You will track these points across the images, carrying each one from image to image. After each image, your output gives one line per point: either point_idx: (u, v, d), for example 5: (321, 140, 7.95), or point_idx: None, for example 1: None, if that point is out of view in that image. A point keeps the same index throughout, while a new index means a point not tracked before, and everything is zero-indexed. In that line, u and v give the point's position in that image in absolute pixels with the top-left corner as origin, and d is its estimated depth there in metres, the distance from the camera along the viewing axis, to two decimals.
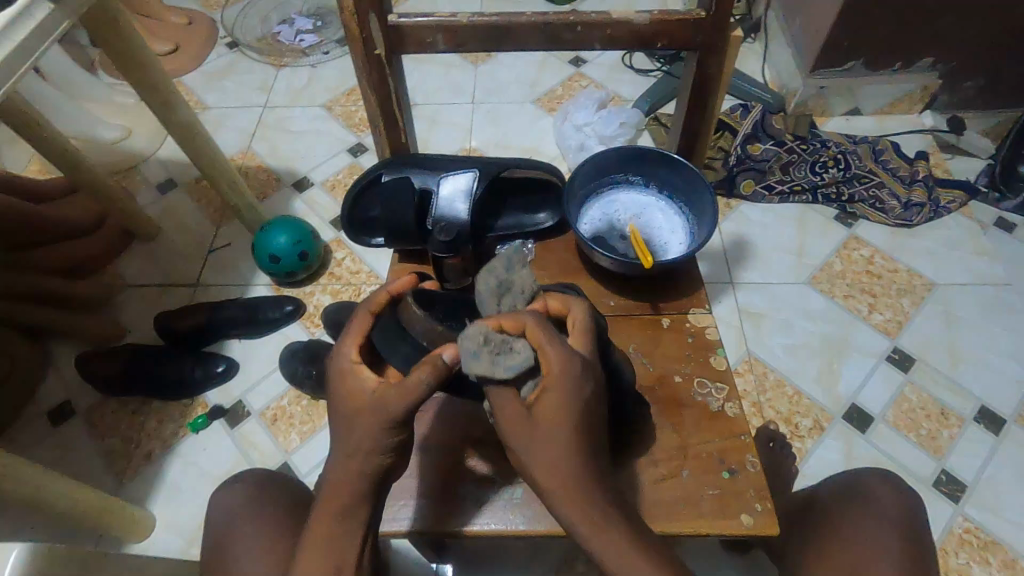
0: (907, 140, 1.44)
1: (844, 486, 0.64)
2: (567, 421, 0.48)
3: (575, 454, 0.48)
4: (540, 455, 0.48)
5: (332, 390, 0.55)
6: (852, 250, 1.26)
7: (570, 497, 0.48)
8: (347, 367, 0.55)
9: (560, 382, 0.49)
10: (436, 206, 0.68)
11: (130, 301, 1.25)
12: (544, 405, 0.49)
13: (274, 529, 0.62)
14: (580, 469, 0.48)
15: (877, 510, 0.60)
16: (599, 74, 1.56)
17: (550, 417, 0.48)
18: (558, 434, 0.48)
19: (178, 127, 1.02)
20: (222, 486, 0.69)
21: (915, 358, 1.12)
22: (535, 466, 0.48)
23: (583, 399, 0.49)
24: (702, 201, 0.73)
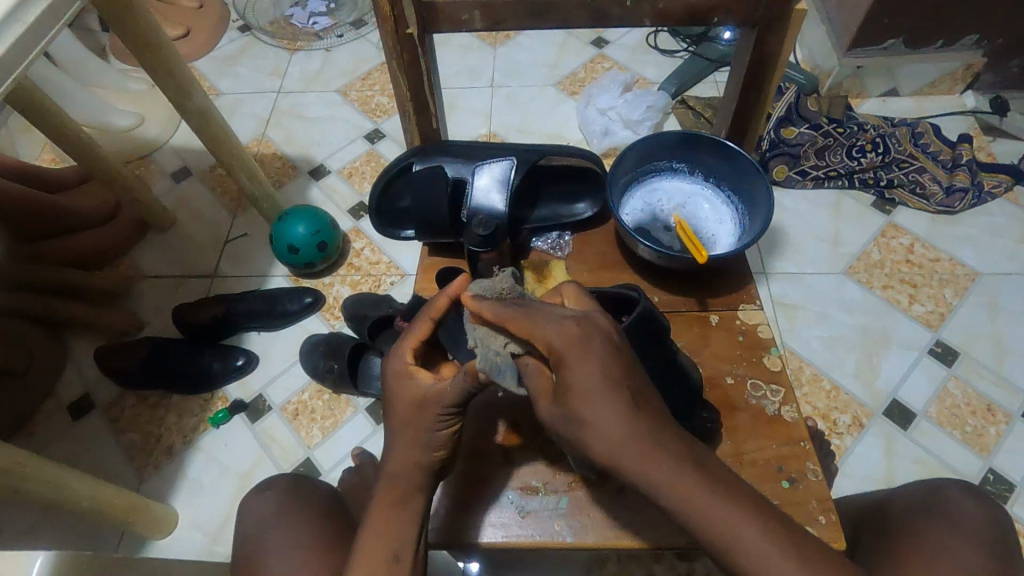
0: (948, 122, 1.37)
1: (922, 500, 0.61)
2: (596, 386, 0.44)
3: (624, 416, 0.43)
4: (601, 440, 0.43)
5: (387, 390, 0.54)
6: (890, 238, 1.21)
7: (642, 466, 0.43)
8: (401, 371, 0.53)
9: (575, 352, 0.45)
10: (472, 197, 0.66)
11: (147, 293, 1.23)
12: (570, 382, 0.44)
13: (306, 535, 0.60)
14: (639, 430, 0.43)
15: (964, 526, 0.57)
16: (623, 55, 1.50)
17: (575, 394, 0.44)
18: (599, 401, 0.43)
19: (195, 114, 0.99)
20: (251, 489, 0.67)
21: (959, 351, 1.08)
22: (596, 448, 0.44)
23: (603, 355, 0.45)
24: (754, 190, 0.70)
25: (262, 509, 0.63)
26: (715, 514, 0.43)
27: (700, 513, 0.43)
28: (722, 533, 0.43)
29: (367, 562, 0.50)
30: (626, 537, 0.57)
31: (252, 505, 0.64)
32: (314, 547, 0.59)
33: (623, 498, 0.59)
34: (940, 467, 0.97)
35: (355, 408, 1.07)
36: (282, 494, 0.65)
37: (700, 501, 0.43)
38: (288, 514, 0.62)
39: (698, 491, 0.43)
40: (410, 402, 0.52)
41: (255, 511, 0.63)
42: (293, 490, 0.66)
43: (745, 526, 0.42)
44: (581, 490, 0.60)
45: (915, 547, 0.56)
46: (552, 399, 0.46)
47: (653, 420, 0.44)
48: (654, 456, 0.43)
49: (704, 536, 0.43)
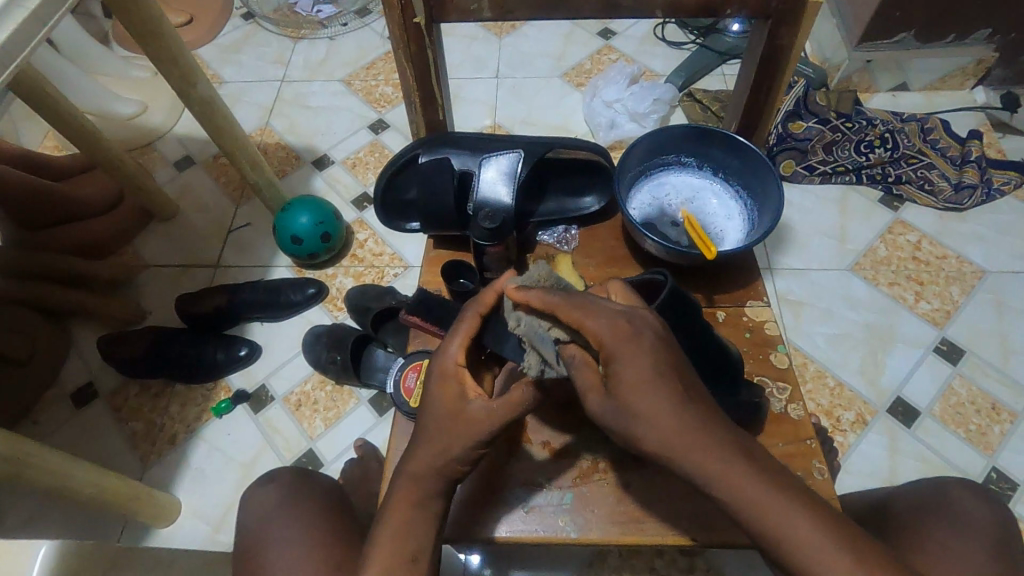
0: (957, 118, 1.36)
1: (928, 498, 0.61)
2: (648, 380, 0.45)
3: (677, 408, 0.44)
4: (654, 432, 0.44)
5: (432, 391, 0.52)
6: (897, 234, 1.20)
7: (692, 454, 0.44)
8: (451, 370, 0.52)
9: (625, 346, 0.46)
10: (478, 190, 0.65)
11: (150, 282, 1.22)
12: (622, 373, 0.45)
13: (312, 527, 0.60)
14: (692, 423, 0.44)
15: (970, 525, 0.57)
16: (630, 47, 1.49)
17: (629, 386, 0.45)
18: (649, 395, 0.44)
19: (198, 103, 0.98)
20: (256, 480, 0.67)
21: (965, 349, 1.07)
22: (649, 439, 0.44)
23: (654, 350, 0.46)
24: (764, 186, 0.69)
25: (268, 501, 0.63)
26: (763, 504, 0.43)
27: (759, 512, 0.43)
28: (780, 527, 0.43)
29: (371, 558, 0.49)
30: (631, 533, 0.57)
31: (257, 497, 0.64)
32: (320, 540, 0.59)
33: (628, 495, 0.59)
34: (944, 466, 0.97)
35: (357, 400, 1.07)
36: (288, 486, 0.65)
37: (756, 496, 0.43)
38: (294, 507, 0.62)
39: (753, 484, 0.43)
40: (455, 408, 0.51)
41: (262, 503, 0.63)
42: (298, 482, 0.66)
43: (800, 520, 0.43)
44: (586, 486, 0.59)
45: (920, 545, 0.56)
46: (602, 391, 0.47)
47: (703, 413, 0.45)
48: (710, 447, 0.44)
49: (759, 530, 0.43)
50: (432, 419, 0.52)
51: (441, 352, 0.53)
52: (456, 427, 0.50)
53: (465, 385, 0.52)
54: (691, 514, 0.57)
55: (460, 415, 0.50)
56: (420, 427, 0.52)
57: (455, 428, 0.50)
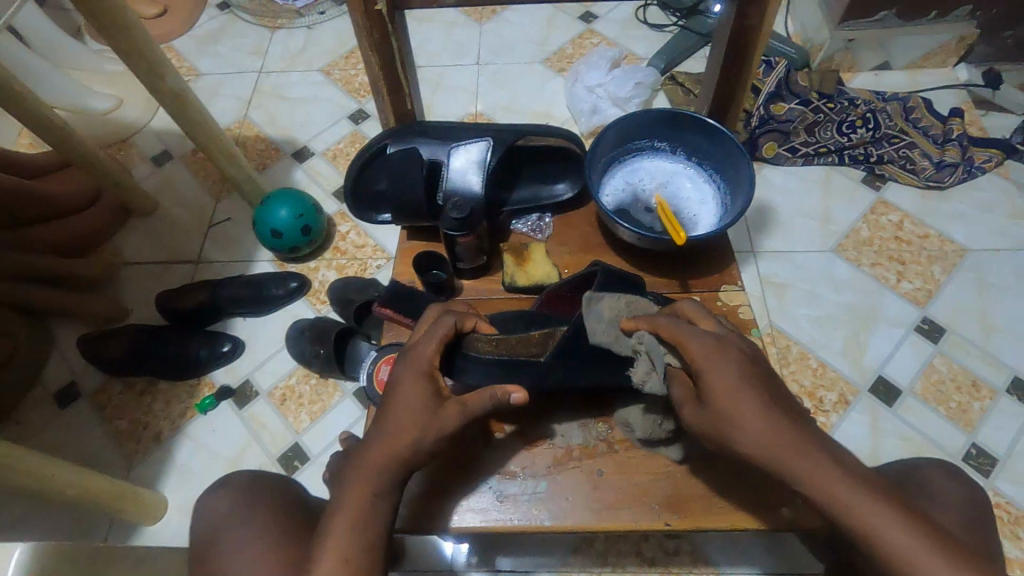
0: (939, 96, 1.35)
1: (903, 478, 0.62)
2: (739, 386, 0.47)
3: (765, 412, 0.46)
4: (751, 431, 0.46)
5: (398, 385, 0.53)
6: (879, 215, 1.20)
7: (786, 455, 0.45)
8: (424, 372, 0.53)
9: (711, 360, 0.48)
10: (448, 179, 0.65)
11: (130, 279, 1.21)
12: (712, 382, 0.47)
13: (274, 528, 0.60)
14: (775, 429, 0.46)
15: (945, 505, 0.57)
16: (612, 31, 1.47)
17: (721, 392, 0.47)
18: (742, 399, 0.46)
19: (172, 97, 0.97)
20: (214, 483, 0.66)
21: (945, 327, 1.08)
22: (739, 445, 0.46)
23: (739, 361, 0.48)
24: (737, 169, 0.68)
25: (227, 504, 0.63)
26: (852, 508, 0.43)
27: (852, 515, 0.43)
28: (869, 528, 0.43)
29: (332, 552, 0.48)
30: (606, 520, 0.57)
31: (213, 501, 0.64)
32: (280, 539, 0.59)
33: (601, 481, 0.59)
34: (924, 443, 0.98)
35: (342, 393, 1.06)
36: (250, 489, 0.64)
37: (847, 498, 0.43)
38: (254, 507, 0.62)
39: (852, 491, 0.43)
40: (421, 403, 0.52)
41: (221, 507, 0.63)
42: (262, 483, 0.65)
43: (892, 529, 0.42)
44: (560, 474, 0.60)
45: None
46: (696, 400, 0.49)
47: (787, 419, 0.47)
48: (799, 454, 0.45)
49: (854, 532, 0.43)
50: (394, 405, 0.52)
51: (417, 345, 0.54)
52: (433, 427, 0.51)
53: (438, 386, 0.54)
54: (664, 498, 0.58)
55: (426, 410, 0.51)
56: (392, 428, 0.51)
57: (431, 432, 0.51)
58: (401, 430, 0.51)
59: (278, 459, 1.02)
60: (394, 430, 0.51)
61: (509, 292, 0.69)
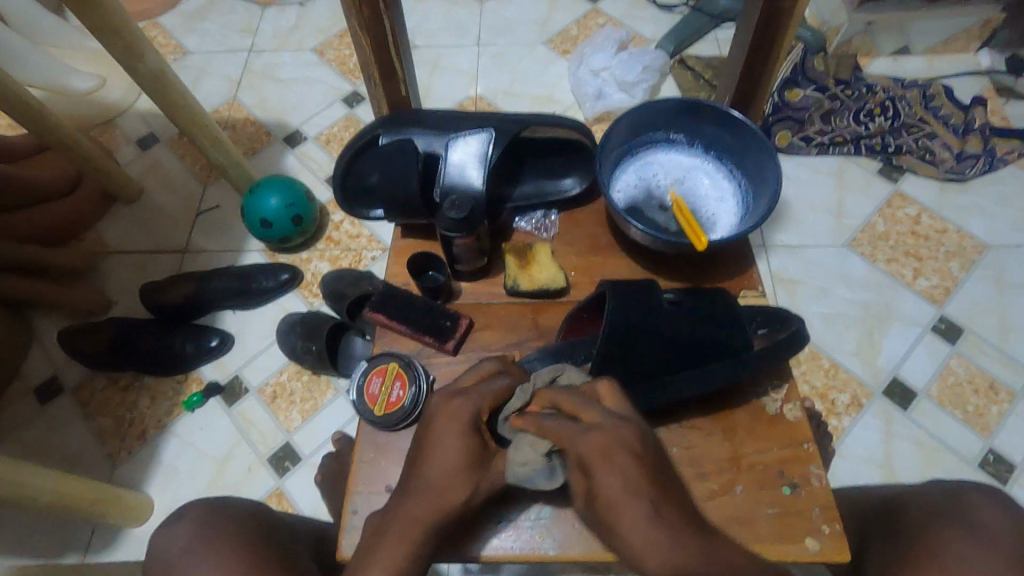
0: (961, 83, 1.29)
1: (942, 500, 0.58)
2: (618, 488, 0.44)
3: (653, 515, 0.43)
4: (640, 542, 0.43)
5: (443, 438, 0.50)
6: (896, 208, 1.15)
7: (667, 565, 0.42)
8: (474, 426, 0.51)
9: (598, 460, 0.46)
10: (445, 173, 0.60)
11: (115, 269, 1.16)
12: (596, 489, 0.45)
13: (241, 556, 0.56)
14: (665, 537, 0.43)
15: (988, 531, 0.54)
16: (619, 11, 1.40)
17: (611, 499, 0.44)
18: (629, 506, 0.44)
19: (150, 78, 0.91)
20: (168, 517, 0.61)
21: (963, 327, 1.04)
22: (626, 556, 0.44)
23: (626, 457, 0.45)
24: (761, 164, 0.63)
25: (183, 539, 0.58)
26: None
27: None
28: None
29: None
30: None
31: (167, 536, 0.59)
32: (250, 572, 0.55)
33: None
34: (939, 448, 0.94)
35: (335, 391, 1.02)
36: (207, 521, 0.59)
37: None
38: (216, 539, 0.58)
39: None
40: (469, 458, 0.50)
41: (177, 543, 0.58)
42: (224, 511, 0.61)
43: None
44: (566, 497, 0.56)
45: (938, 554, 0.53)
46: (586, 500, 0.47)
47: (678, 520, 0.44)
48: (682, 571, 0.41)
49: None
50: (437, 455, 0.50)
51: (461, 396, 0.52)
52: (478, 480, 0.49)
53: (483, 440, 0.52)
54: None
55: (475, 465, 0.49)
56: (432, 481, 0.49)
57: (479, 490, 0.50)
58: (446, 484, 0.49)
59: (268, 460, 0.98)
60: (440, 487, 0.48)
61: (511, 296, 0.64)
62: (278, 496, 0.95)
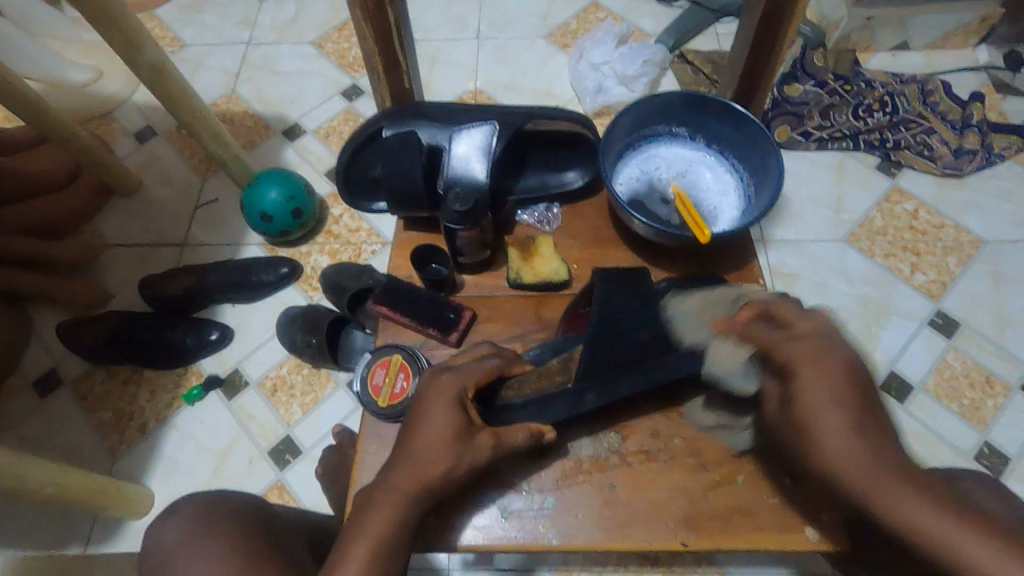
0: (959, 79, 1.30)
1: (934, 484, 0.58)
2: (837, 397, 0.47)
3: (849, 421, 0.46)
4: (834, 447, 0.46)
5: (427, 414, 0.51)
6: (894, 203, 1.16)
7: (861, 470, 0.45)
8: (458, 401, 0.52)
9: (806, 371, 0.48)
10: (450, 167, 0.61)
11: (113, 262, 1.16)
12: (799, 390, 0.48)
13: (237, 551, 0.56)
14: (859, 444, 0.45)
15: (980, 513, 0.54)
16: (619, 5, 1.40)
17: (814, 405, 0.47)
18: (830, 413, 0.47)
19: (148, 70, 0.91)
20: (162, 511, 0.61)
21: (960, 321, 1.04)
22: (816, 456, 0.47)
23: (838, 371, 0.47)
24: (763, 157, 0.64)
25: (177, 533, 0.58)
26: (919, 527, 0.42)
27: (910, 526, 0.43)
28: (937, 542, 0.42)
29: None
30: (618, 539, 0.54)
31: (162, 531, 0.59)
32: (245, 564, 0.55)
33: (612, 497, 0.56)
34: (935, 441, 0.95)
35: (335, 384, 1.02)
36: (199, 515, 0.59)
37: (906, 505, 0.43)
38: (209, 531, 0.58)
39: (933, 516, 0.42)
40: (451, 430, 0.49)
41: (174, 536, 0.58)
42: (219, 508, 0.61)
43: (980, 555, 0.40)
44: (568, 488, 0.56)
45: None
46: (780, 403, 0.50)
47: (865, 429, 0.46)
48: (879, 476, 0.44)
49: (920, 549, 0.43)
50: (421, 426, 0.50)
51: (449, 372, 0.53)
52: (460, 456, 0.49)
53: (468, 416, 0.52)
54: (680, 515, 0.55)
55: (458, 441, 0.49)
56: (413, 457, 0.49)
57: (461, 464, 0.49)
58: (427, 456, 0.49)
59: (269, 453, 0.98)
60: (422, 462, 0.48)
61: (514, 289, 0.64)
62: (279, 488, 0.96)
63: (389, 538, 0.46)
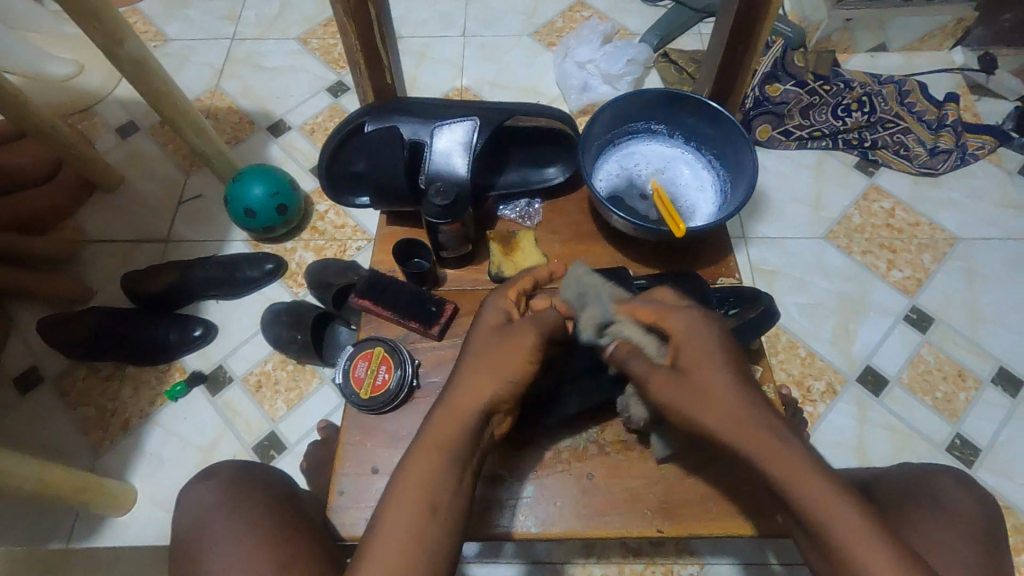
0: (935, 80, 1.33)
1: (912, 481, 0.60)
2: (716, 359, 0.50)
3: (733, 381, 0.49)
4: (721, 402, 0.47)
5: (471, 338, 0.55)
6: (871, 201, 1.18)
7: (751, 432, 0.46)
8: (497, 319, 0.56)
9: (695, 328, 0.51)
10: (432, 161, 0.62)
11: (95, 258, 1.15)
12: (693, 347, 0.50)
13: (264, 524, 0.52)
14: (748, 407, 0.47)
15: (952, 511, 0.56)
16: (604, 4, 1.41)
17: (697, 359, 0.50)
18: (717, 368, 0.49)
19: (131, 64, 0.91)
20: (198, 474, 0.58)
21: (934, 317, 1.07)
22: (702, 416, 0.48)
23: (719, 335, 0.51)
24: (738, 154, 0.66)
25: (213, 497, 0.55)
26: (815, 497, 0.44)
27: (805, 495, 0.44)
28: (841, 532, 0.43)
29: (406, 508, 0.46)
30: (596, 526, 0.56)
31: (198, 492, 0.56)
32: (270, 539, 0.51)
33: (591, 486, 0.58)
34: (910, 433, 0.98)
35: (321, 379, 1.03)
36: (237, 481, 0.56)
37: (802, 473, 0.45)
38: (241, 500, 0.54)
39: (833, 496, 0.44)
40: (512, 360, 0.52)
41: (200, 505, 0.55)
42: (251, 475, 0.57)
43: (868, 538, 0.42)
44: (548, 478, 0.58)
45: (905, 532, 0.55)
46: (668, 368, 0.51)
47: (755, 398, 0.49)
48: (770, 443, 0.46)
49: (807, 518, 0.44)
50: (480, 356, 0.53)
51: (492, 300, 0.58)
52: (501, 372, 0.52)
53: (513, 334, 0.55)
54: (657, 503, 0.57)
55: (500, 358, 0.52)
56: (459, 381, 0.52)
57: (503, 375, 0.52)
58: (473, 379, 0.52)
59: (253, 448, 0.98)
60: (465, 390, 0.51)
61: (495, 283, 0.65)
62: None
63: (435, 471, 0.48)
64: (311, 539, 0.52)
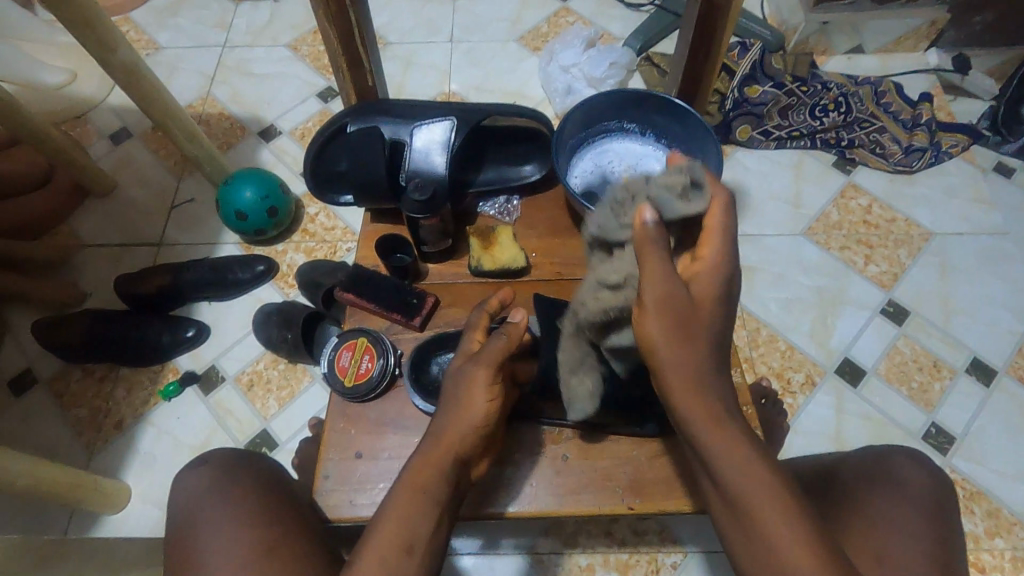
0: (910, 80, 1.37)
1: (871, 461, 0.63)
2: (707, 312, 0.47)
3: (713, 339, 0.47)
4: (686, 353, 0.46)
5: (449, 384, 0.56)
6: (849, 199, 1.21)
7: (692, 389, 0.46)
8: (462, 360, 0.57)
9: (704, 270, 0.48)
10: (412, 159, 0.65)
11: (88, 262, 1.17)
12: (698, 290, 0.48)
13: (252, 510, 0.54)
14: (706, 370, 0.46)
15: (908, 490, 0.59)
16: (588, 10, 1.44)
17: (698, 300, 0.47)
18: (703, 319, 0.47)
19: (121, 71, 0.93)
20: (191, 461, 0.60)
21: (909, 310, 1.10)
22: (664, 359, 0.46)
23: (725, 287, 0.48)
24: (706, 150, 0.69)
25: (205, 482, 0.57)
26: (743, 474, 0.44)
27: (734, 465, 0.45)
28: (752, 514, 0.44)
29: (382, 539, 0.48)
30: (570, 505, 0.60)
31: (190, 478, 0.57)
32: (257, 524, 0.53)
33: (565, 467, 0.62)
34: (886, 422, 1.00)
35: (311, 377, 1.05)
36: (230, 467, 0.58)
37: (732, 447, 0.45)
38: (231, 486, 0.56)
39: (756, 476, 0.45)
40: (484, 405, 0.54)
41: (192, 490, 0.56)
42: (243, 462, 0.59)
43: (783, 525, 0.43)
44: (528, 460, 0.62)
45: (864, 511, 0.58)
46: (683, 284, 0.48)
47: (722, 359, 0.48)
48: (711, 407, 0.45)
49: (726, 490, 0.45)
50: (451, 402, 0.55)
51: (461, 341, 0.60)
52: (466, 418, 0.53)
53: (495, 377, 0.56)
54: (627, 483, 0.61)
55: (469, 405, 0.54)
56: (440, 430, 0.53)
57: (469, 425, 0.53)
58: (448, 422, 0.54)
59: (245, 446, 1.00)
60: (443, 437, 0.53)
61: (475, 276, 0.68)
62: None
63: (414, 518, 0.49)
64: (298, 526, 0.54)
